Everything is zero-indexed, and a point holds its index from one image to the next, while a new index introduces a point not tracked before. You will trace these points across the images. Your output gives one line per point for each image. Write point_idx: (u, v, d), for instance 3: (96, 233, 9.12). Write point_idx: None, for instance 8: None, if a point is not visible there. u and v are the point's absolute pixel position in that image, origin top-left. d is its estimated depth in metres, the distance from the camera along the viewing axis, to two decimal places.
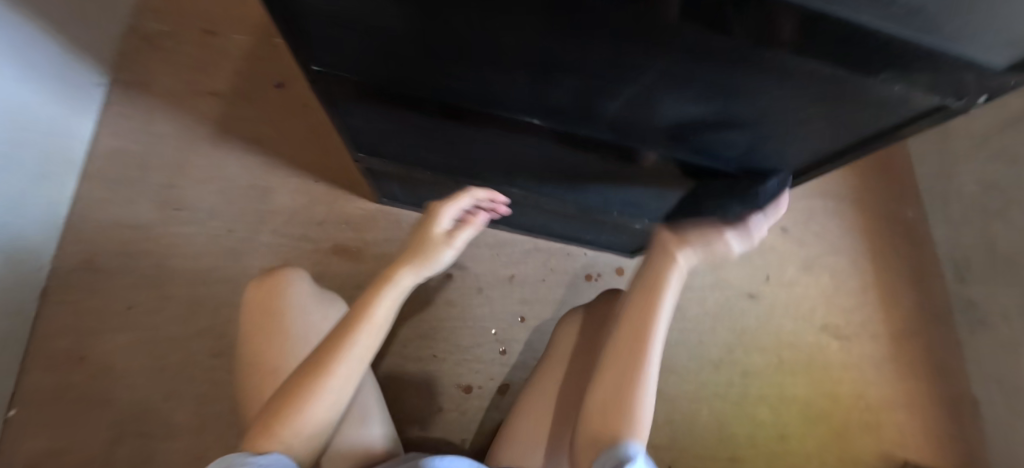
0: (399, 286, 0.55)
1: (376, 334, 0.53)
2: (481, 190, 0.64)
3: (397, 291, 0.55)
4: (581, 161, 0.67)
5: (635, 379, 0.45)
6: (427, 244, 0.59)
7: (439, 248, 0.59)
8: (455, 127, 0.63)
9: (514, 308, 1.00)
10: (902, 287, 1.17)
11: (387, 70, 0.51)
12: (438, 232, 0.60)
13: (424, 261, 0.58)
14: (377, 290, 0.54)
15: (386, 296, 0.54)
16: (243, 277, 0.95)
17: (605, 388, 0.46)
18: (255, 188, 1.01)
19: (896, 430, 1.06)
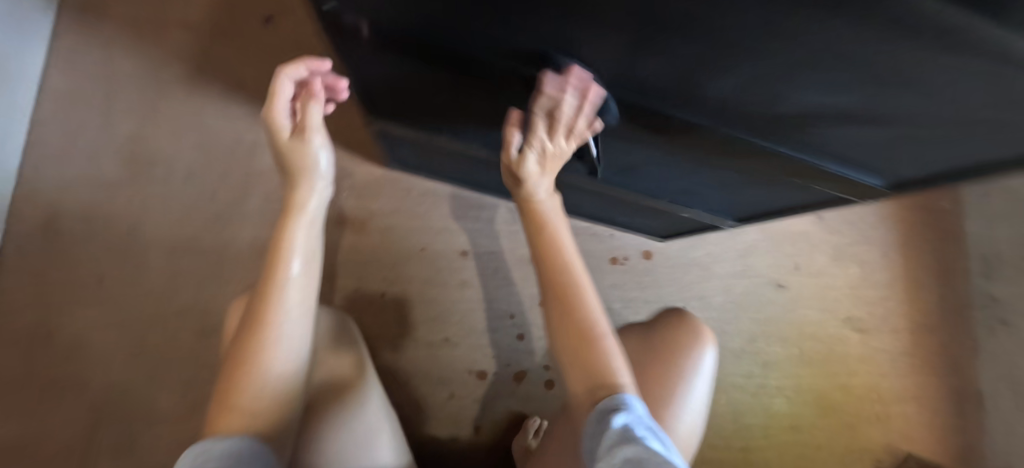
0: (308, 210, 0.52)
1: (308, 266, 0.49)
2: (294, 65, 0.52)
3: (309, 218, 0.52)
4: (645, 147, 0.56)
5: (592, 333, 0.43)
6: (293, 155, 0.53)
7: (305, 151, 0.53)
8: (498, 96, 0.51)
9: (534, 290, 0.93)
10: (928, 281, 1.13)
11: (427, 26, 0.38)
12: (284, 135, 0.53)
13: (305, 174, 0.53)
14: (284, 222, 0.50)
15: (297, 223, 0.51)
16: (230, 248, 0.83)
17: (568, 353, 0.43)
18: (241, 143, 0.87)
19: (904, 422, 1.06)
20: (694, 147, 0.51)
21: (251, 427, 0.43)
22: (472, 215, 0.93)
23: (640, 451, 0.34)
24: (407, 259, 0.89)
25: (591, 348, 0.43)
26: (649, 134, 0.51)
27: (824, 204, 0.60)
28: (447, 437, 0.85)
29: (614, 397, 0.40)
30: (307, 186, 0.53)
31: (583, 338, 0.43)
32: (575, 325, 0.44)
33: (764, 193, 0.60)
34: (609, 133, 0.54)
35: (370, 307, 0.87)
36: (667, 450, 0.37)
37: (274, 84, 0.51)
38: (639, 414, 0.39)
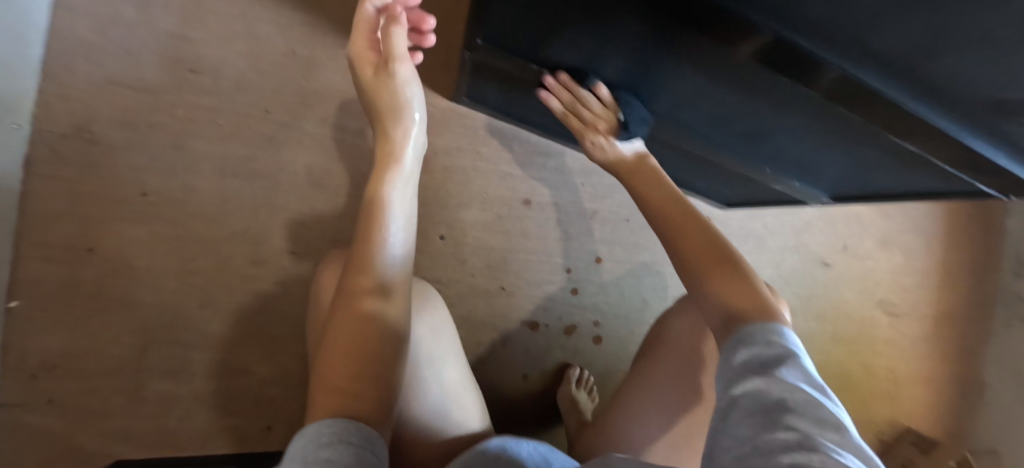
0: (403, 160, 0.57)
1: (401, 220, 0.54)
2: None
3: (402, 171, 0.57)
4: (781, 122, 0.52)
5: (743, 271, 0.41)
6: (384, 98, 0.57)
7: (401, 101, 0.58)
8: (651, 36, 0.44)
9: (592, 247, 0.91)
10: (965, 274, 1.15)
11: None
12: (369, 75, 0.58)
13: (393, 117, 0.58)
14: (381, 173, 0.56)
15: (395, 171, 0.56)
16: (285, 174, 0.77)
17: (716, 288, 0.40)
18: (296, 56, 0.78)
19: (913, 402, 1.12)
20: (859, 127, 0.47)
21: (355, 408, 0.39)
22: (539, 163, 0.88)
23: (774, 386, 0.29)
24: (469, 203, 0.85)
25: (740, 282, 0.40)
26: (807, 106, 0.46)
27: (936, 193, 0.59)
28: (495, 384, 0.85)
29: (761, 329, 0.35)
30: (402, 132, 0.58)
31: (731, 271, 0.41)
32: (720, 256, 0.42)
33: (897, 174, 0.57)
34: (752, 101, 0.49)
35: (429, 249, 0.82)
36: (826, 394, 0.30)
37: (361, 13, 0.56)
38: (793, 349, 0.33)
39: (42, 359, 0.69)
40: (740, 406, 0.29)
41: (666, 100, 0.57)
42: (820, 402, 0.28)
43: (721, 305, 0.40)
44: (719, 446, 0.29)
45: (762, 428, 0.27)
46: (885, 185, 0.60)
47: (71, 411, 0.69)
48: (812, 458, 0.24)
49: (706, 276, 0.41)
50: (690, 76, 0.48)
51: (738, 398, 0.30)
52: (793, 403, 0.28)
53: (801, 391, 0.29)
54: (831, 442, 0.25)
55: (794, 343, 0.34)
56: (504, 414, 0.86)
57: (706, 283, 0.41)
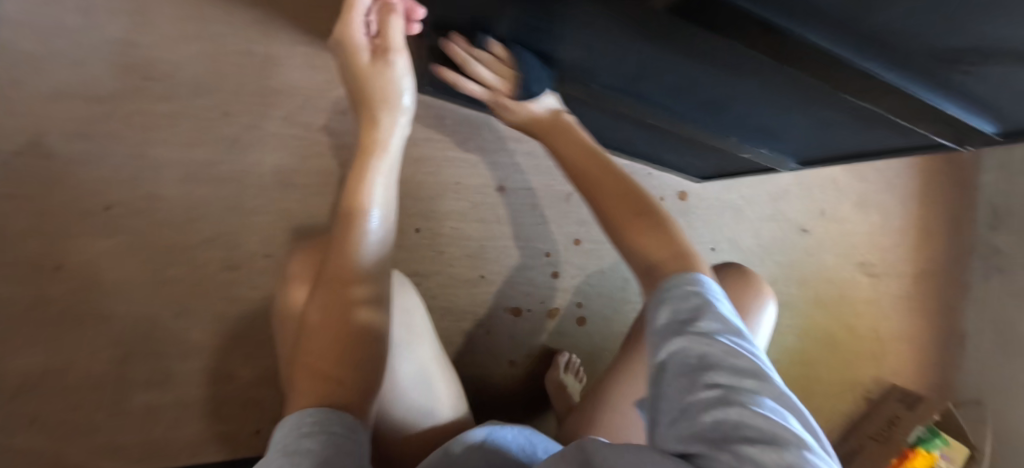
0: (388, 147, 0.57)
1: (382, 213, 0.52)
2: None
3: (389, 157, 0.57)
4: (740, 87, 0.51)
5: (664, 224, 0.40)
6: (377, 89, 0.56)
7: (391, 92, 0.57)
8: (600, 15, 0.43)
9: (570, 229, 0.91)
10: (942, 230, 1.17)
11: None
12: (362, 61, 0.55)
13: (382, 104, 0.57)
14: (365, 162, 0.55)
15: (379, 160, 0.55)
16: (252, 176, 0.76)
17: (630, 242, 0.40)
18: (253, 55, 0.76)
19: (896, 359, 1.15)
20: (814, 87, 0.47)
21: (340, 396, 0.39)
22: (510, 148, 0.87)
23: (695, 342, 0.28)
24: (441, 192, 0.84)
25: (659, 234, 0.39)
26: (761, 71, 0.46)
27: (894, 150, 0.60)
28: (482, 372, 0.85)
29: (682, 283, 0.34)
30: (389, 120, 0.57)
31: (653, 224, 0.40)
32: (637, 208, 0.41)
33: (858, 133, 0.57)
34: (708, 68, 0.48)
35: (405, 242, 0.82)
36: (745, 337, 0.29)
37: (353, 4, 0.52)
38: (713, 297, 0.32)
39: (19, 380, 0.68)
40: (669, 371, 0.27)
41: (625, 73, 0.56)
42: (740, 352, 0.27)
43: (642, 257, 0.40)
44: (654, 416, 0.27)
45: (686, 390, 0.26)
46: (846, 145, 0.61)
47: (54, 430, 0.69)
48: (735, 418, 0.22)
49: (626, 229, 0.41)
50: (645, 47, 0.48)
51: (665, 360, 0.28)
52: (716, 357, 0.26)
53: (721, 340, 0.28)
54: (753, 392, 0.24)
55: (714, 290, 0.33)
56: (492, 401, 0.86)
57: (627, 234, 0.41)
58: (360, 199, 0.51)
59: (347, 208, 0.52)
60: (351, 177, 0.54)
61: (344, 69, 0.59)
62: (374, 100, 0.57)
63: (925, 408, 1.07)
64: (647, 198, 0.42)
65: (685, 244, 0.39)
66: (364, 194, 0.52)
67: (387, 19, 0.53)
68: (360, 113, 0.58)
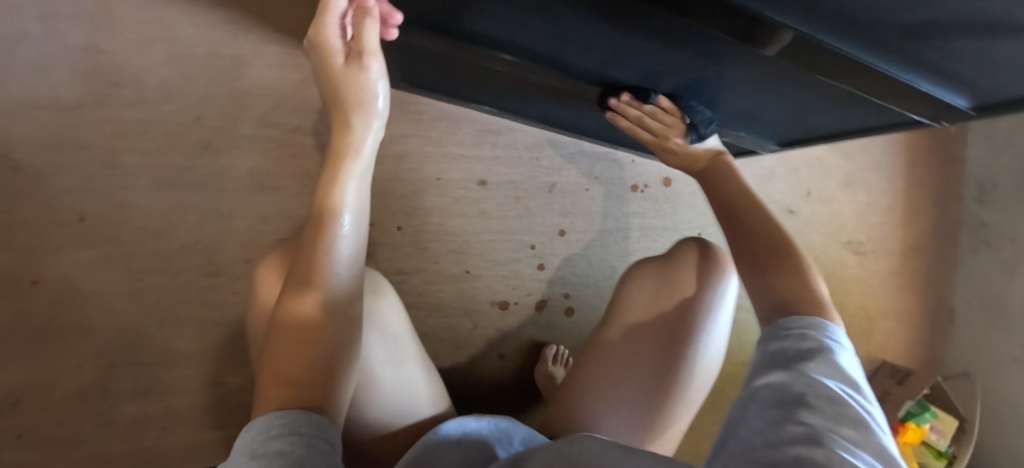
0: (359, 150, 0.50)
1: (351, 227, 0.47)
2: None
3: (362, 162, 0.50)
4: (711, 70, 0.50)
5: (801, 268, 0.43)
6: (348, 90, 0.49)
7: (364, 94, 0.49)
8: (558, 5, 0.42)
9: (555, 220, 0.90)
10: (927, 206, 1.17)
11: None
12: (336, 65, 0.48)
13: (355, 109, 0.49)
14: (335, 166, 0.49)
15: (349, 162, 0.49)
16: (227, 181, 0.75)
17: (776, 283, 0.43)
18: (222, 57, 0.74)
19: (885, 335, 1.16)
20: (784, 67, 0.45)
21: (305, 398, 0.40)
22: (490, 141, 0.86)
23: (798, 384, 0.31)
24: (422, 189, 0.83)
25: (794, 277, 0.42)
26: (728, 53, 0.45)
27: (869, 128, 0.59)
28: (471, 366, 0.86)
29: (805, 330, 0.37)
30: (363, 125, 0.50)
31: (787, 265, 0.43)
32: (773, 249, 0.44)
33: (836, 112, 0.56)
34: (676, 51, 0.47)
35: (388, 240, 0.82)
36: (857, 397, 0.32)
37: (324, 10, 0.46)
38: (832, 351, 0.35)
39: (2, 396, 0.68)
40: (768, 399, 0.32)
41: (597, 61, 0.55)
42: (841, 399, 0.31)
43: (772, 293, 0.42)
44: (739, 429, 0.31)
45: (780, 416, 0.30)
46: (822, 125, 0.60)
47: (41, 444, 0.69)
48: (816, 450, 0.26)
49: (760, 267, 0.44)
50: (613, 32, 0.46)
51: (766, 392, 0.33)
52: (815, 398, 0.30)
53: (826, 390, 0.31)
54: (844, 437, 0.27)
55: (839, 347, 0.36)
56: (482, 395, 0.86)
57: (762, 273, 0.44)
58: (327, 210, 0.46)
59: (317, 215, 0.47)
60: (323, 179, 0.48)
61: (316, 67, 0.51)
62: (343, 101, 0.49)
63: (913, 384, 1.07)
64: (793, 244, 0.44)
65: (819, 293, 0.41)
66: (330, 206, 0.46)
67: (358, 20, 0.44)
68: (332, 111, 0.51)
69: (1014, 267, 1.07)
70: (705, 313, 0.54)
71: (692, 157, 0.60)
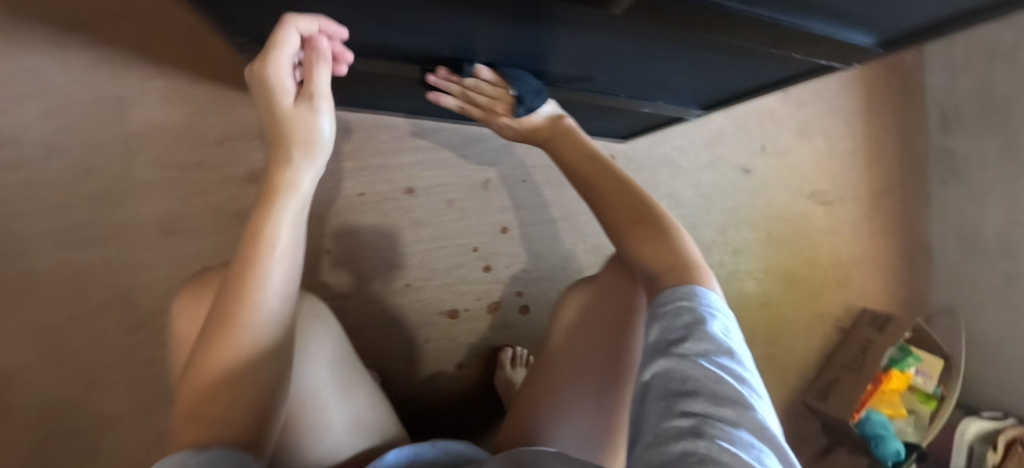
0: (300, 189, 0.34)
1: (282, 295, 0.32)
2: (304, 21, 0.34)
3: (300, 215, 0.34)
4: (594, 47, 0.45)
5: (665, 229, 0.41)
6: (287, 130, 0.34)
7: (312, 124, 0.34)
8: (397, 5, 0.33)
9: (494, 217, 0.86)
10: (890, 143, 1.13)
11: None
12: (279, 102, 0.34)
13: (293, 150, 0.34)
14: (263, 209, 0.33)
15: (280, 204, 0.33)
16: (135, 230, 0.71)
17: (643, 247, 0.40)
18: (102, 101, 0.70)
19: (862, 283, 1.12)
20: (667, 34, 0.39)
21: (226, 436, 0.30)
22: (411, 145, 0.81)
23: (677, 370, 0.26)
24: (346, 207, 0.79)
25: (661, 239, 0.40)
26: (608, 26, 0.38)
27: (782, 80, 0.55)
28: (429, 382, 0.82)
29: (676, 302, 0.32)
30: (300, 175, 0.34)
31: (651, 229, 0.41)
32: (636, 215, 0.42)
33: (740, 69, 0.51)
34: (543, 35, 0.41)
35: (317, 267, 0.77)
36: (736, 368, 0.27)
37: (275, 36, 0.33)
38: (705, 318, 0.30)
39: None
40: (652, 394, 0.26)
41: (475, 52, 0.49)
42: (725, 378, 0.26)
43: (646, 262, 0.40)
44: (633, 440, 0.26)
45: (664, 414, 0.24)
46: (735, 82, 0.56)
47: None
48: (700, 445, 0.21)
49: (626, 236, 0.42)
50: (473, 27, 0.39)
51: (650, 385, 0.27)
52: (697, 381, 0.25)
53: (705, 367, 0.26)
54: (728, 424, 0.22)
55: (714, 312, 0.31)
56: (445, 411, 0.83)
57: (631, 243, 0.42)
58: (248, 272, 0.31)
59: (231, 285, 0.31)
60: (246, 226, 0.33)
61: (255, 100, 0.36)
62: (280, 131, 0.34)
63: (895, 328, 1.03)
64: (655, 207, 0.43)
65: (687, 249, 0.38)
66: (250, 269, 0.31)
67: (311, 64, 0.35)
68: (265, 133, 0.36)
69: (982, 192, 1.06)
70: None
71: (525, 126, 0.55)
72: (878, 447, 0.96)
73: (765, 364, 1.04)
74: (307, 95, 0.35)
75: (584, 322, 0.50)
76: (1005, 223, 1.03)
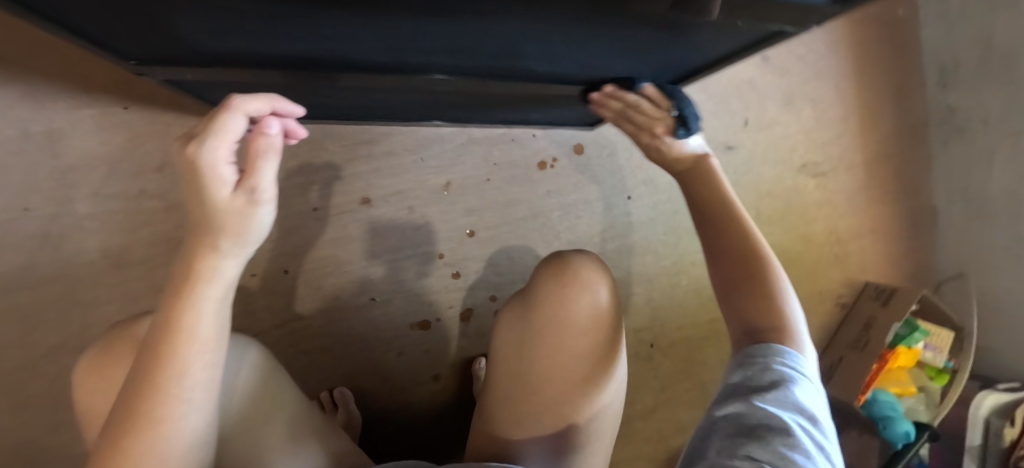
0: (221, 277, 0.32)
1: (200, 396, 0.31)
2: (251, 103, 0.32)
3: (221, 296, 0.32)
4: (510, 32, 0.40)
5: (775, 291, 0.38)
6: (220, 218, 0.31)
7: (245, 216, 0.31)
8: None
9: (460, 221, 0.82)
10: (885, 105, 1.05)
11: None
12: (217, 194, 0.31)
13: (218, 234, 0.31)
14: (179, 300, 0.31)
15: (201, 296, 0.31)
16: (82, 267, 0.68)
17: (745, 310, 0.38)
18: (31, 135, 0.66)
19: (863, 256, 1.06)
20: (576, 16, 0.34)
21: None
22: (363, 154, 0.77)
23: (751, 410, 0.27)
24: (301, 224, 0.75)
25: (773, 305, 0.37)
26: (505, 11, 0.33)
27: (739, 51, 0.49)
28: (406, 397, 0.80)
29: (765, 352, 0.32)
30: (217, 258, 0.32)
31: (762, 289, 0.38)
32: (750, 270, 0.39)
33: (683, 46, 0.46)
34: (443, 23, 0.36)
35: (278, 289, 0.75)
36: (815, 433, 0.27)
37: (218, 122, 0.30)
38: (789, 374, 0.30)
39: None
40: (719, 430, 0.28)
41: (385, 50, 0.45)
42: (799, 437, 0.26)
43: (744, 316, 0.38)
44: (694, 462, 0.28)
45: (730, 451, 0.26)
46: (687, 58, 0.50)
47: None
48: None
49: (740, 288, 0.39)
50: (358, 21, 0.35)
51: (717, 423, 0.29)
52: (767, 428, 0.26)
53: (781, 419, 0.27)
54: None
55: (801, 373, 0.31)
56: (424, 423, 0.81)
57: (739, 295, 0.39)
58: (161, 371, 0.29)
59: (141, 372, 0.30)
60: (161, 317, 0.31)
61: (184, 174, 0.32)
62: (207, 217, 0.31)
63: (900, 300, 0.98)
64: (768, 270, 0.39)
65: (787, 316, 0.36)
66: (167, 370, 0.29)
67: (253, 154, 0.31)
68: (188, 208, 0.32)
69: (989, 150, 0.97)
70: (599, 340, 0.45)
71: (664, 151, 0.50)
72: (887, 429, 0.89)
73: None
74: (244, 183, 0.31)
75: (515, 343, 0.48)
76: (1012, 181, 0.93)
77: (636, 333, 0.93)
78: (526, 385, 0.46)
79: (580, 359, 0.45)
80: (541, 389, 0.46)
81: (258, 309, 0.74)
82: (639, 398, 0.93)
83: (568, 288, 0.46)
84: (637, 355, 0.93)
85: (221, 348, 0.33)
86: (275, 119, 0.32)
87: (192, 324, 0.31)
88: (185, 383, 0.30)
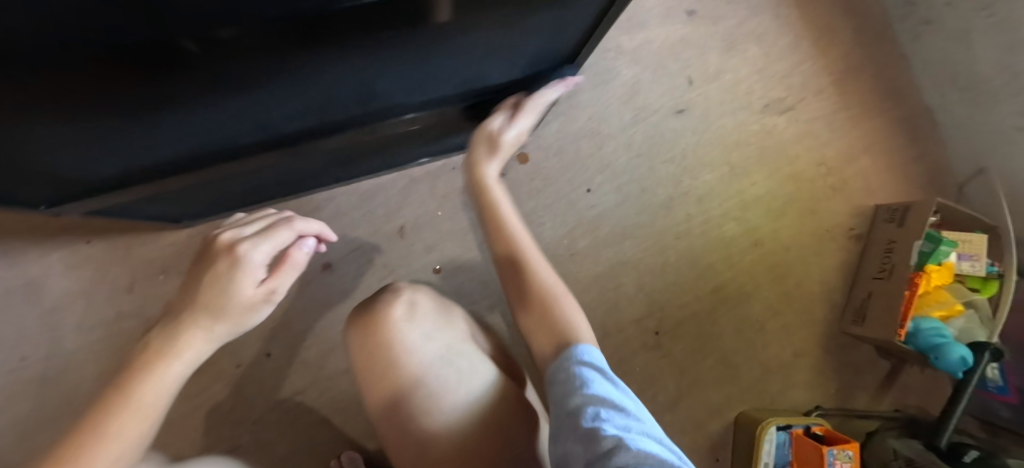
0: (201, 341, 0.41)
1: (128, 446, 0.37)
2: (296, 223, 0.43)
3: (190, 356, 0.40)
4: (342, 79, 0.40)
5: (552, 309, 0.48)
6: (221, 301, 0.40)
7: (253, 306, 0.41)
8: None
9: (425, 259, 0.81)
10: (836, 19, 0.99)
11: None
12: (246, 289, 0.41)
13: (213, 311, 0.40)
14: (159, 352, 0.39)
15: (181, 352, 0.40)
16: (81, 401, 0.72)
17: (533, 322, 0.49)
18: (14, 290, 0.72)
19: (863, 180, 0.98)
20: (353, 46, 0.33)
21: None
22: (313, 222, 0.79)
23: (622, 442, 0.34)
24: None
25: (549, 322, 0.48)
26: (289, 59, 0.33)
27: (596, 28, 0.47)
28: None
29: (576, 397, 0.38)
30: (203, 331, 0.40)
31: (541, 309, 0.49)
32: (524, 290, 0.50)
33: (530, 36, 0.44)
34: (263, 86, 0.37)
35: (266, 373, 0.77)
36: (618, 396, 0.39)
37: (274, 233, 0.42)
38: (597, 393, 0.38)
39: None
40: (571, 434, 0.36)
41: (252, 128, 0.46)
42: (614, 404, 0.37)
43: (540, 333, 0.48)
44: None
45: (585, 447, 0.35)
46: (550, 42, 0.49)
47: None
48: (628, 457, 0.32)
49: (525, 302, 0.50)
50: (192, 109, 0.37)
51: (567, 425, 0.37)
52: (596, 415, 0.36)
53: (598, 406, 0.37)
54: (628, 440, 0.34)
55: (596, 376, 0.40)
56: None
57: (529, 309, 0.49)
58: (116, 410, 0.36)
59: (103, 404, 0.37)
60: (142, 360, 0.39)
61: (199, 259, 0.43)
62: (213, 297, 0.40)
63: (916, 215, 0.86)
64: (537, 280, 0.50)
65: (564, 324, 0.47)
66: (122, 414, 0.36)
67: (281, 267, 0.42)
68: (200, 278, 0.42)
69: (963, 29, 0.87)
70: (409, 341, 0.53)
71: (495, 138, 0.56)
72: (941, 360, 0.80)
73: (779, 304, 0.94)
74: (267, 282, 0.41)
75: (376, 402, 0.53)
76: (997, 54, 0.83)
77: (636, 323, 0.90)
78: (393, 428, 0.52)
79: (417, 380, 0.51)
80: (404, 423, 0.51)
81: (253, 396, 0.76)
82: (657, 389, 0.90)
83: (366, 336, 0.54)
84: (641, 346, 0.90)
85: (174, 393, 0.40)
86: (309, 242, 0.44)
87: (161, 371, 0.39)
88: (131, 429, 0.37)
